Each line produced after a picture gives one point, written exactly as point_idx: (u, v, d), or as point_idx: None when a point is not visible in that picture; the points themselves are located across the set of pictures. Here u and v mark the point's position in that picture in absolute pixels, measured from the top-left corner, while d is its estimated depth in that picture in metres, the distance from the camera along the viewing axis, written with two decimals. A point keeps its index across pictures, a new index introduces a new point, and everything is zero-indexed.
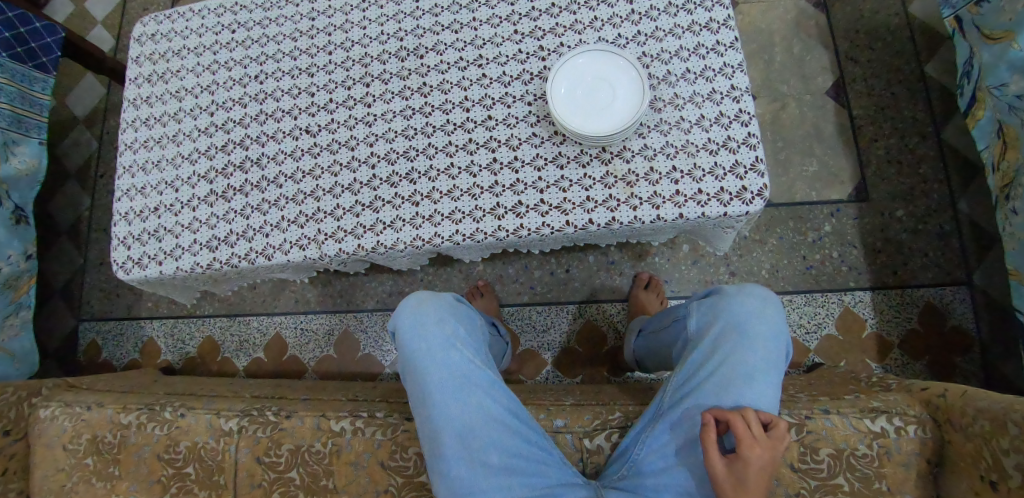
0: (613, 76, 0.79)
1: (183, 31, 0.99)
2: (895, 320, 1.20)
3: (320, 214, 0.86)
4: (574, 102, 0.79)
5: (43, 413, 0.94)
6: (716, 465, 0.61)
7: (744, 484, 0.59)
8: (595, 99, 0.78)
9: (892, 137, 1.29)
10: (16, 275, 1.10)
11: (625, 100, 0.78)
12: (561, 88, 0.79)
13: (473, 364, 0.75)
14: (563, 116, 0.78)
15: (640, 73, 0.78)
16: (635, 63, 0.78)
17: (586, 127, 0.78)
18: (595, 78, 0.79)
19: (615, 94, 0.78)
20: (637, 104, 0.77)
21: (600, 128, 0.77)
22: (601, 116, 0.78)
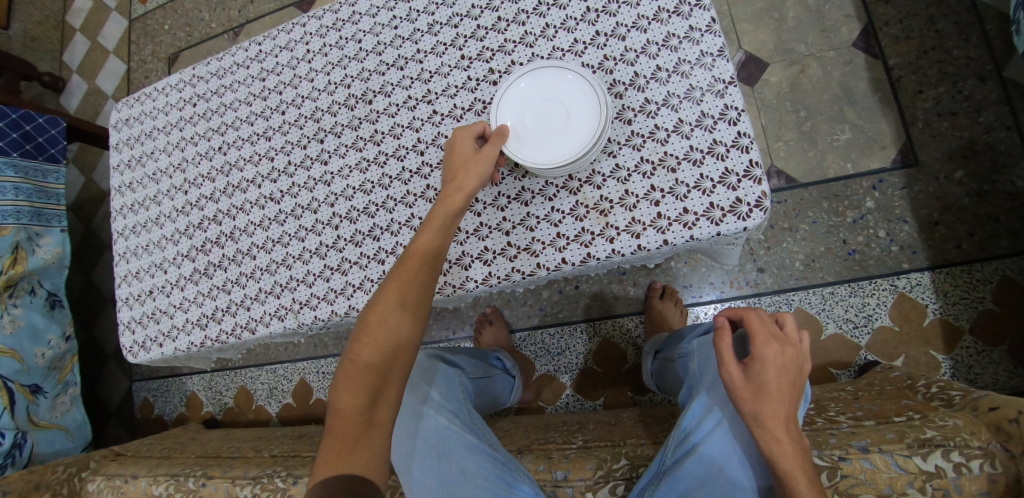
0: (563, 94, 0.67)
1: (151, 112, 1.00)
2: (963, 303, 1.02)
3: (293, 282, 0.84)
4: (524, 132, 0.68)
5: (91, 487, 1.02)
6: (733, 372, 0.57)
7: (762, 387, 0.55)
8: (548, 123, 0.67)
9: (942, 85, 1.08)
10: (59, 356, 1.19)
11: (583, 116, 0.66)
12: (507, 120, 0.69)
13: (449, 428, 0.73)
14: (514, 149, 0.67)
15: (594, 84, 0.65)
16: (585, 74, 0.66)
17: (543, 154, 0.66)
18: (541, 101, 0.68)
19: (570, 113, 0.66)
20: (598, 117, 0.64)
21: (562, 153, 0.65)
22: (558, 139, 0.66)
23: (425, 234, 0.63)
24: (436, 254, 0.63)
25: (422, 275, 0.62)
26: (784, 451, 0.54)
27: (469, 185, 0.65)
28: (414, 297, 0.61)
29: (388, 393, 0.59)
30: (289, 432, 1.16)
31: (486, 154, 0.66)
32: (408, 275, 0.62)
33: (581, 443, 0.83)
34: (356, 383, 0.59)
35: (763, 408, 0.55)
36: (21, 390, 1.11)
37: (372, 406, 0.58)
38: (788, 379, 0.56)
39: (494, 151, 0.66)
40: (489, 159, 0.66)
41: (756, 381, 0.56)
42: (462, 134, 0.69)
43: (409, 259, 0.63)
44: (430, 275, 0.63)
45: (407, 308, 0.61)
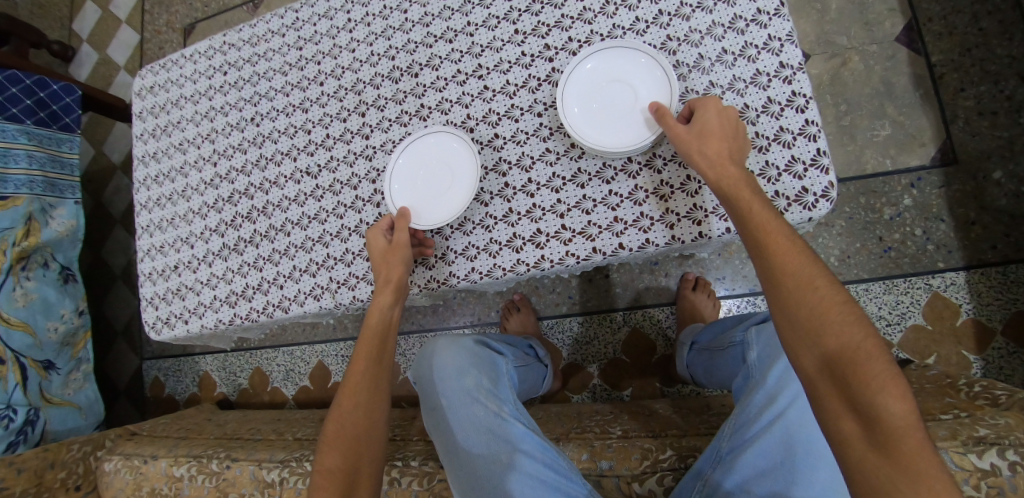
0: (630, 78, 0.66)
1: (178, 80, 0.97)
2: (997, 303, 1.02)
3: (330, 260, 0.81)
4: (586, 115, 0.67)
5: (108, 466, 0.99)
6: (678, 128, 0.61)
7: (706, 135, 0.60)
8: (613, 107, 0.66)
9: (983, 84, 1.07)
10: (72, 332, 1.16)
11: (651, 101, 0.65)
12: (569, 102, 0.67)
13: (498, 415, 0.72)
14: (577, 130, 0.66)
15: (665, 69, 0.64)
16: (657, 57, 0.64)
17: (608, 137, 0.65)
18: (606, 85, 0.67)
19: (638, 97, 0.65)
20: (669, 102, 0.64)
21: (629, 138, 0.65)
22: (623, 124, 0.65)
23: (367, 331, 0.70)
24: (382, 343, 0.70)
25: (371, 368, 0.69)
26: (830, 311, 0.50)
27: (394, 275, 0.70)
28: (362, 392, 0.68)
29: (360, 490, 0.64)
30: (309, 415, 1.14)
31: (399, 241, 0.70)
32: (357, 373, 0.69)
33: (621, 433, 0.81)
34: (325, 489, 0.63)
35: (784, 259, 0.53)
36: (34, 365, 1.07)
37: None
38: (728, 134, 0.61)
39: (406, 235, 0.70)
40: (408, 248, 0.71)
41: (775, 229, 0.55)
42: (376, 235, 0.73)
43: (356, 359, 0.70)
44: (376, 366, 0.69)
45: (355, 404, 0.67)
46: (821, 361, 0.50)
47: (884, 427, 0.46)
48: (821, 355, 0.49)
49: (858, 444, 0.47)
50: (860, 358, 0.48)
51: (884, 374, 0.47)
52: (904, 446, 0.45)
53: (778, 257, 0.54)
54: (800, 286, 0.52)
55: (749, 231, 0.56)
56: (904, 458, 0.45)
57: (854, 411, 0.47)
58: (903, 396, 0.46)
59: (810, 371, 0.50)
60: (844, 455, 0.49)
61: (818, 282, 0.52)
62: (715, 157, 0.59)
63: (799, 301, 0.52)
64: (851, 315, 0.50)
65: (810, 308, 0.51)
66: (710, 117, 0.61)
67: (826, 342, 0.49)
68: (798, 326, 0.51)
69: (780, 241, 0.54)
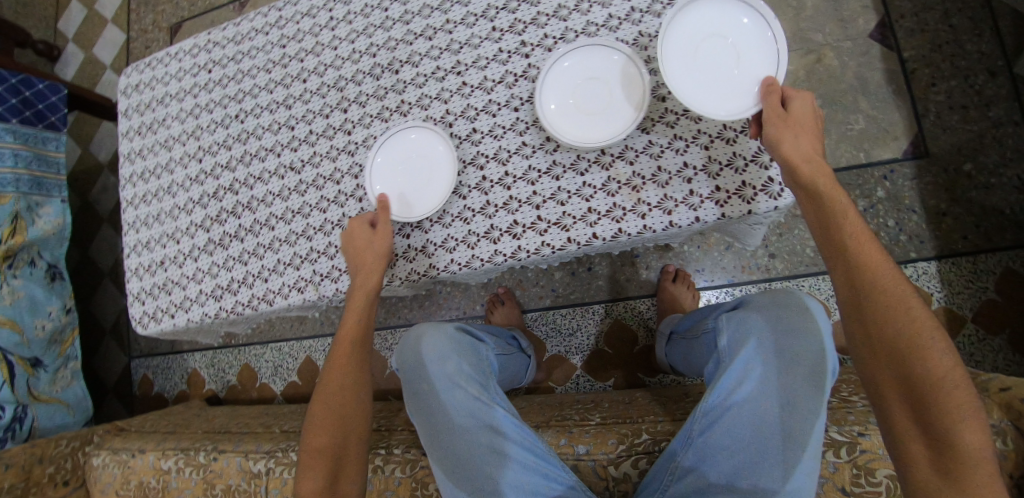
0: (719, 35, 0.65)
1: (164, 78, 0.98)
2: (967, 291, 1.05)
3: (314, 254, 0.83)
4: (586, 107, 0.69)
5: (96, 461, 1.00)
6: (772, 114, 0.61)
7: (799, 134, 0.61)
8: (717, 67, 0.64)
9: (954, 79, 1.10)
10: (59, 329, 1.16)
11: (755, 54, 0.64)
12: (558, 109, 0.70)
13: (478, 401, 0.74)
14: (693, 97, 0.64)
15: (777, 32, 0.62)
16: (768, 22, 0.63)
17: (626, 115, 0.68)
18: (600, 74, 0.69)
19: (740, 53, 0.64)
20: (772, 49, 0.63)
21: (753, 98, 0.63)
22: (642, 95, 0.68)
23: (350, 319, 0.74)
24: (364, 327, 0.75)
25: (356, 356, 0.74)
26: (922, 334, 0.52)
27: (374, 262, 0.72)
28: (347, 378, 0.73)
29: (346, 466, 0.70)
30: (297, 409, 1.15)
31: (382, 231, 0.73)
32: (341, 358, 0.74)
33: (600, 420, 0.83)
34: (312, 466, 0.69)
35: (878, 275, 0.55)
36: (21, 363, 1.08)
37: (335, 478, 0.69)
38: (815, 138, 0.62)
39: (388, 224, 0.73)
40: (389, 236, 0.73)
41: (872, 247, 0.56)
42: (359, 218, 0.75)
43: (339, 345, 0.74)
44: (363, 348, 0.75)
45: (340, 390, 0.72)
46: (902, 382, 0.52)
47: (956, 451, 0.49)
48: (905, 375, 0.52)
49: (923, 460, 0.51)
50: (946, 385, 0.50)
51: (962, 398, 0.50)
52: (974, 469, 0.49)
53: (873, 271, 0.55)
54: (894, 307, 0.54)
55: (841, 245, 0.57)
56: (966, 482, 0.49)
57: (926, 433, 0.51)
58: (977, 426, 0.50)
59: (887, 386, 0.53)
60: (905, 467, 0.52)
61: (913, 305, 0.53)
62: (811, 160, 0.59)
63: (892, 321, 0.53)
64: (939, 341, 0.52)
65: (904, 330, 0.53)
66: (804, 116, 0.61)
67: (914, 366, 0.52)
68: (888, 344, 0.53)
69: (876, 257, 0.56)
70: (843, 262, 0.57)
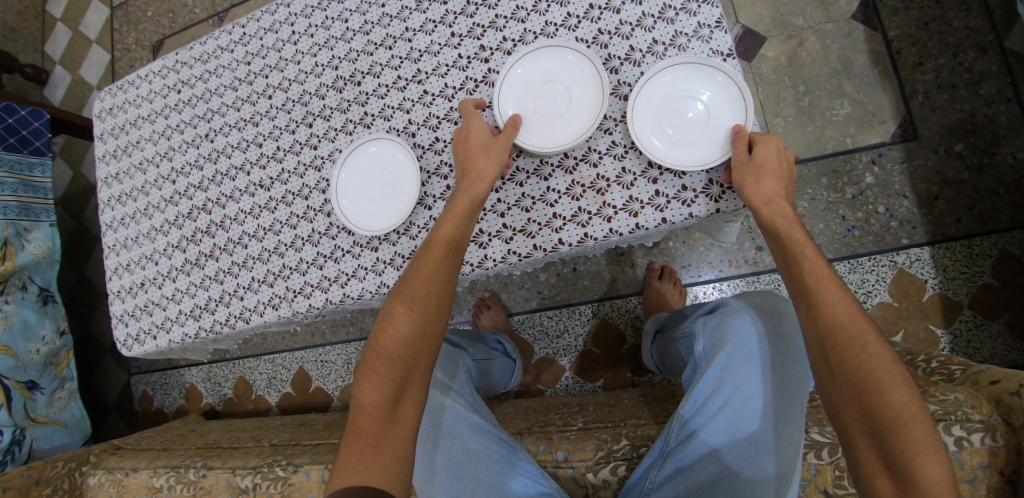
0: (688, 88, 0.65)
1: (136, 101, 0.98)
2: (962, 277, 1.02)
3: (286, 270, 0.83)
4: (541, 112, 0.68)
5: (92, 481, 1.02)
6: (739, 153, 0.60)
7: (766, 168, 0.59)
8: (684, 122, 0.65)
9: (942, 57, 1.06)
10: (54, 352, 1.18)
11: (715, 100, 0.64)
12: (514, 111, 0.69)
13: (455, 409, 0.74)
14: (658, 151, 0.65)
15: (728, 73, 0.63)
16: (716, 65, 0.63)
17: (581, 125, 0.67)
18: (561, 79, 0.68)
19: (706, 105, 0.64)
20: (742, 108, 0.63)
21: (723, 144, 0.63)
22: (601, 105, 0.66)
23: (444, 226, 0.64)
24: (458, 243, 0.64)
25: (446, 264, 0.63)
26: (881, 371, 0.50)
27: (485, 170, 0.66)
28: (435, 290, 0.63)
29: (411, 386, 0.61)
30: (289, 421, 1.16)
31: (502, 141, 0.66)
32: (431, 264, 0.63)
33: (582, 424, 0.82)
34: (376, 381, 0.60)
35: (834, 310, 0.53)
36: (18, 386, 1.10)
37: (396, 406, 0.59)
38: (784, 175, 0.60)
39: (511, 136, 0.67)
40: (507, 145, 0.66)
41: (828, 281, 0.54)
42: (468, 109, 0.70)
43: (431, 248, 0.63)
44: (453, 262, 0.64)
45: (425, 302, 0.63)
46: (861, 412, 0.50)
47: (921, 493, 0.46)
48: (862, 408, 0.49)
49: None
50: (906, 422, 0.48)
51: (924, 436, 0.47)
52: None
53: (829, 306, 0.53)
54: (851, 342, 0.51)
55: (798, 275, 0.56)
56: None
57: (890, 470, 0.48)
58: (942, 463, 0.47)
59: (848, 419, 0.51)
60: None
61: (869, 341, 0.51)
62: (770, 196, 0.58)
63: (850, 357, 0.51)
64: (900, 377, 0.50)
65: (860, 366, 0.50)
66: (773, 148, 0.59)
67: (870, 399, 0.49)
68: (845, 382, 0.51)
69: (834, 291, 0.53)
70: (799, 292, 0.55)
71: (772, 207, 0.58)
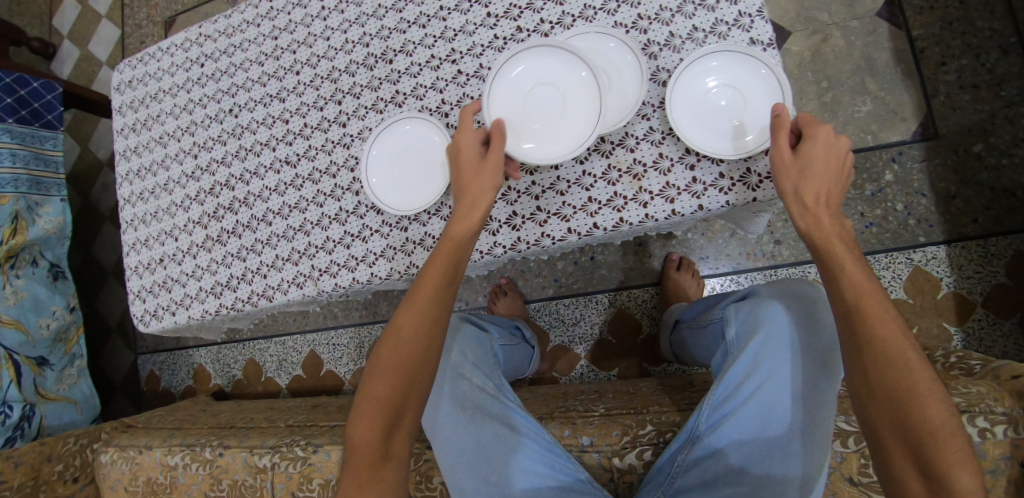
0: (730, 77, 0.65)
1: (156, 73, 0.97)
2: (977, 276, 1.03)
3: (312, 249, 0.82)
4: (528, 119, 0.67)
5: (104, 458, 1.01)
6: (781, 149, 0.57)
7: (809, 168, 0.57)
8: (722, 110, 0.65)
9: (964, 57, 1.07)
10: (64, 328, 1.17)
11: (756, 91, 0.64)
12: (505, 109, 0.67)
13: (484, 391, 0.75)
14: (694, 137, 0.64)
15: (770, 66, 0.63)
16: (759, 57, 0.64)
17: (555, 151, 0.66)
18: (569, 90, 0.66)
19: (745, 95, 0.64)
20: (781, 102, 0.63)
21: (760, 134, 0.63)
22: (590, 129, 0.64)
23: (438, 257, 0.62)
24: (451, 275, 0.62)
25: (435, 298, 0.61)
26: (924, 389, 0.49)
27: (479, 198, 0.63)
28: (425, 327, 0.60)
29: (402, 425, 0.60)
30: (302, 403, 1.16)
31: (492, 162, 0.64)
32: (423, 298, 0.61)
33: (604, 410, 0.83)
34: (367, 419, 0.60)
35: (882, 327, 0.51)
36: (28, 362, 1.08)
37: (387, 443, 0.59)
38: (833, 174, 0.57)
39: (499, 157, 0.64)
40: (499, 168, 0.64)
41: (873, 296, 0.52)
42: (466, 118, 0.68)
43: (422, 283, 0.62)
44: (444, 296, 0.61)
45: (415, 342, 0.60)
46: (900, 430, 0.49)
47: None
48: (902, 426, 0.49)
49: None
50: (945, 437, 0.48)
51: (960, 451, 0.47)
52: None
53: (874, 321, 0.51)
54: (894, 359, 0.50)
55: (839, 289, 0.53)
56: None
57: (927, 486, 0.48)
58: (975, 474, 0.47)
59: (885, 435, 0.50)
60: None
61: (910, 358, 0.50)
62: (816, 200, 0.56)
63: (893, 373, 0.50)
64: (935, 391, 0.49)
65: (904, 384, 0.50)
66: (815, 147, 0.57)
67: (911, 418, 0.49)
68: (886, 399, 0.50)
69: (881, 308, 0.51)
70: (840, 305, 0.53)
71: (810, 215, 0.56)
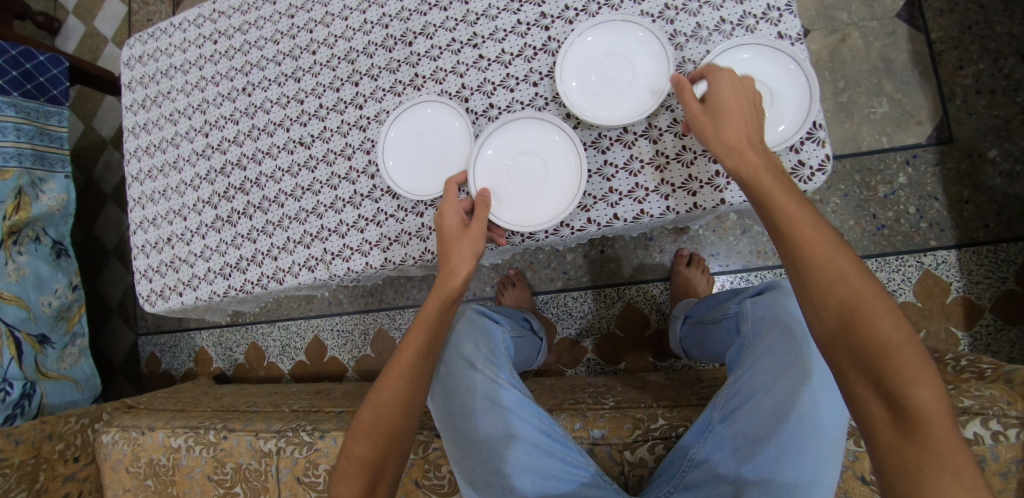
0: (756, 71, 0.64)
1: (168, 49, 0.95)
2: (986, 281, 1.03)
3: (324, 232, 0.81)
4: (513, 186, 0.68)
5: (105, 438, 1.00)
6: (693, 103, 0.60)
7: (723, 110, 0.58)
8: None
9: (983, 61, 1.06)
10: (66, 306, 1.16)
11: (782, 87, 0.63)
12: (488, 177, 0.68)
13: (496, 382, 0.73)
14: None
15: (799, 62, 0.62)
16: (787, 52, 0.62)
17: (534, 218, 0.67)
18: (549, 161, 0.67)
19: (771, 90, 0.63)
20: (807, 99, 0.62)
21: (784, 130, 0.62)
22: (568, 201, 0.66)
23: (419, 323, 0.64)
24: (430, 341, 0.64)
25: (415, 364, 0.63)
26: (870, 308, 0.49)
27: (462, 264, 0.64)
28: (405, 392, 0.62)
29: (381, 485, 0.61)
30: (305, 388, 1.15)
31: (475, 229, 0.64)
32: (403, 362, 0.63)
33: (614, 403, 0.83)
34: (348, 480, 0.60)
35: (817, 251, 0.51)
36: (28, 340, 1.07)
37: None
38: (748, 108, 0.58)
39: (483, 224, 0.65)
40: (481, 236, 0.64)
41: (807, 223, 0.52)
42: (451, 186, 0.67)
43: (402, 349, 0.63)
44: (422, 363, 0.63)
45: (395, 406, 0.62)
46: (856, 358, 0.48)
47: (918, 420, 0.46)
48: (858, 352, 0.48)
49: (894, 451, 0.47)
50: (895, 353, 0.47)
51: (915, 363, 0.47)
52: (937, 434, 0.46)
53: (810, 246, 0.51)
54: (836, 282, 0.50)
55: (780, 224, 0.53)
56: (938, 455, 0.45)
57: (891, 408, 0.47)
58: (934, 387, 0.46)
59: (845, 366, 0.49)
60: (878, 456, 0.48)
61: (849, 277, 0.50)
62: (737, 140, 0.56)
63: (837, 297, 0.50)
64: (882, 308, 0.49)
65: (844, 312, 0.49)
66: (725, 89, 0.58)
67: (862, 339, 0.48)
68: (837, 334, 0.49)
69: (812, 235, 0.51)
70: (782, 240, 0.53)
71: (733, 156, 0.56)
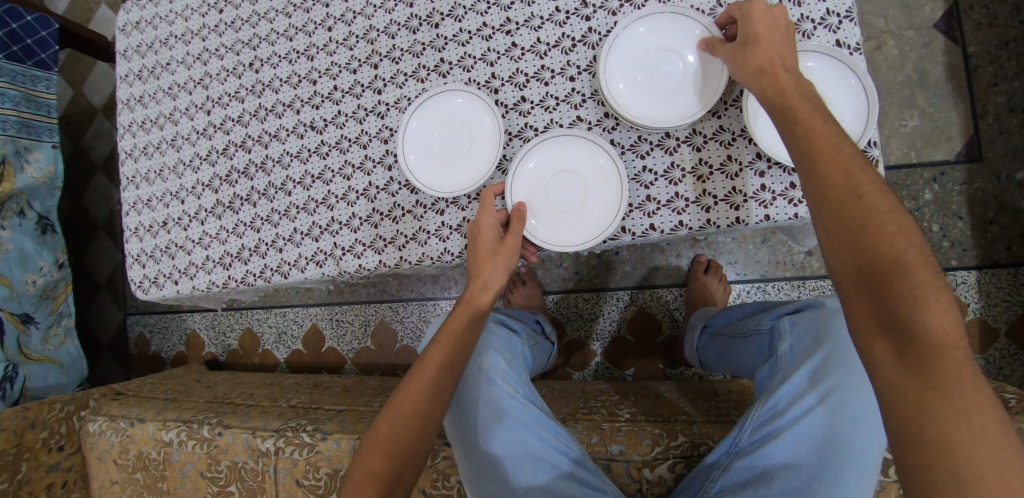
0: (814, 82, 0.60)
1: (168, 16, 0.89)
2: (1004, 304, 1.02)
3: (335, 225, 0.76)
4: (550, 204, 0.65)
5: (92, 427, 0.95)
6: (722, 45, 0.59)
7: (754, 37, 0.56)
8: None
9: (1019, 79, 1.03)
10: (52, 285, 1.09)
11: (840, 101, 0.59)
12: (524, 190, 0.65)
13: (515, 399, 0.70)
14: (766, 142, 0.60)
15: (862, 77, 0.58)
16: (851, 65, 0.58)
17: (567, 238, 0.64)
18: (591, 179, 0.64)
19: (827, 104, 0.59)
20: (866, 118, 0.58)
21: None
22: (608, 222, 0.63)
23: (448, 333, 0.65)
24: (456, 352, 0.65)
25: (442, 371, 0.64)
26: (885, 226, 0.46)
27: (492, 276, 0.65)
28: (428, 400, 0.62)
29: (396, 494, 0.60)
30: (302, 381, 1.11)
31: (509, 245, 0.64)
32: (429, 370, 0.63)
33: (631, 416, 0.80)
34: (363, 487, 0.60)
35: (830, 168, 0.49)
36: (11, 319, 1.02)
37: None
38: (781, 40, 0.56)
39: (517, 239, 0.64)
40: (513, 252, 0.64)
41: (823, 141, 0.50)
42: (487, 198, 0.66)
43: (428, 359, 0.64)
44: (449, 372, 0.64)
45: (418, 411, 0.62)
46: (861, 276, 0.46)
47: (920, 342, 0.43)
48: (862, 269, 0.46)
49: (894, 369, 0.44)
50: (907, 270, 0.44)
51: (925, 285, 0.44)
52: (941, 360, 0.42)
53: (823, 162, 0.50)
54: (847, 199, 0.48)
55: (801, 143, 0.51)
56: (942, 378, 0.42)
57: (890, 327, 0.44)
58: (947, 309, 0.43)
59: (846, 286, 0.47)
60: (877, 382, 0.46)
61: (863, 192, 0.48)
62: (763, 66, 0.55)
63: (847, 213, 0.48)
64: (896, 227, 0.46)
65: (854, 226, 0.47)
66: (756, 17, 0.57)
67: (868, 253, 0.46)
68: (841, 241, 0.48)
69: (831, 154, 0.50)
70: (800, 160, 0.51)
71: (760, 78, 0.55)
